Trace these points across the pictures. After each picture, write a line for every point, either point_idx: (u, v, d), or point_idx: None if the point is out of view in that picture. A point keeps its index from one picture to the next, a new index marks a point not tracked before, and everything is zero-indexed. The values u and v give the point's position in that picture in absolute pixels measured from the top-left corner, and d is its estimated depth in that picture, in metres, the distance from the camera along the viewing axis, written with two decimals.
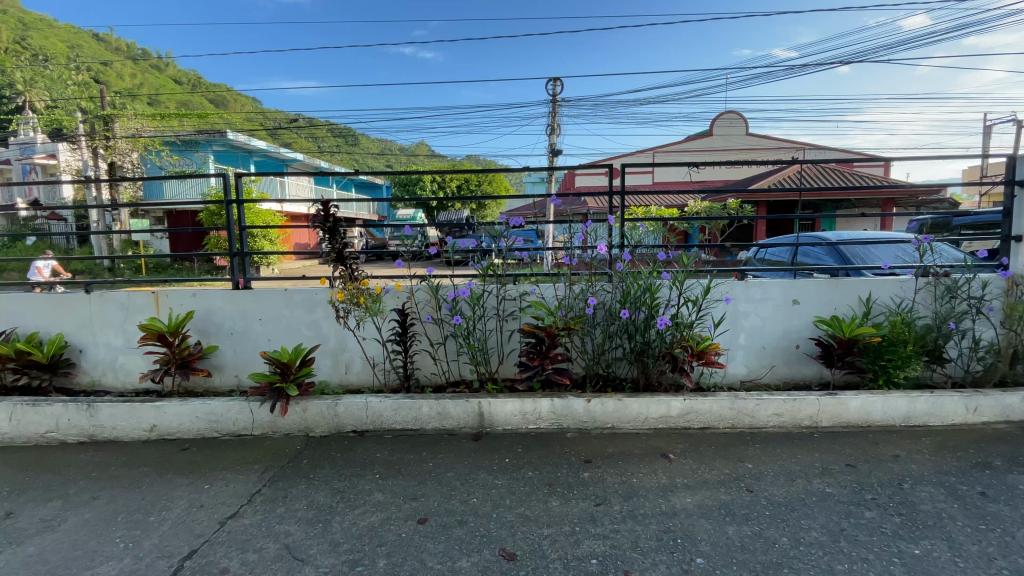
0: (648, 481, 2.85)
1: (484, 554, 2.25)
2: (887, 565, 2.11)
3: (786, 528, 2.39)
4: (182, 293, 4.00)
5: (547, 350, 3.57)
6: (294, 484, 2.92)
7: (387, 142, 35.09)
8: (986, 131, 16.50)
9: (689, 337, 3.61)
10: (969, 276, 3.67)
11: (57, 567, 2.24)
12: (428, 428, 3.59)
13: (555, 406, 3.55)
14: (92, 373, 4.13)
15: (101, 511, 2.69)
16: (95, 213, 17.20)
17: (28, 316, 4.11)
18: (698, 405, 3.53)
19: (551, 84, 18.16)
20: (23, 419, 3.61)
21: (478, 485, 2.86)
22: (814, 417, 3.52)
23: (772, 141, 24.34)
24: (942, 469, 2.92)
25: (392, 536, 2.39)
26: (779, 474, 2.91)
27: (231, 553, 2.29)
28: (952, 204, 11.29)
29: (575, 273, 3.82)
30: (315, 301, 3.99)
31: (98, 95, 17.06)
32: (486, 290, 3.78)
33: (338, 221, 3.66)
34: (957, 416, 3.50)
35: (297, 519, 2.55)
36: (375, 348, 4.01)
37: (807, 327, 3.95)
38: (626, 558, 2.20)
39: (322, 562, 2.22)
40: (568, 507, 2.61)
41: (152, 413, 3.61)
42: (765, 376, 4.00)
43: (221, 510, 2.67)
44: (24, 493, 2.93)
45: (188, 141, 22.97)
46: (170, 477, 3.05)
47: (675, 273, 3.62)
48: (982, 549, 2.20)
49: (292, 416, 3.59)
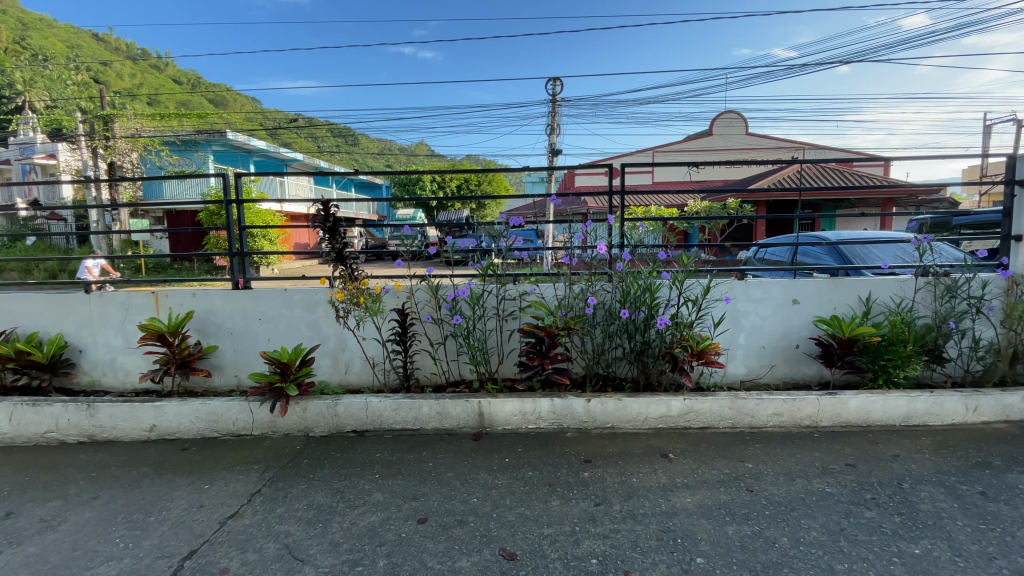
0: (648, 481, 2.85)
1: (483, 554, 2.25)
2: (887, 565, 2.11)
3: (786, 528, 2.39)
4: (182, 293, 4.00)
5: (547, 350, 3.57)
6: (294, 484, 2.92)
7: (387, 142, 35.07)
8: (986, 131, 16.51)
9: (689, 337, 3.61)
10: (969, 276, 3.67)
11: (56, 567, 2.23)
12: (428, 428, 3.59)
13: (555, 405, 3.55)
14: (92, 373, 4.12)
15: (101, 511, 2.69)
16: (95, 213, 17.20)
17: (28, 316, 4.11)
18: (698, 405, 3.53)
19: (551, 84, 17.43)
20: (23, 419, 3.61)
21: (478, 485, 2.86)
22: (814, 417, 3.52)
23: (772, 141, 24.33)
24: (942, 469, 2.92)
25: (392, 536, 2.39)
26: (780, 474, 2.91)
27: (231, 554, 2.29)
28: (953, 204, 11.28)
29: (575, 273, 3.81)
30: (315, 301, 3.99)
31: (98, 95, 17.08)
32: (486, 290, 3.78)
33: (338, 221, 3.66)
34: (957, 416, 3.50)
35: (297, 519, 2.55)
36: (375, 347, 4.01)
37: (807, 327, 3.95)
38: (626, 558, 2.20)
39: (322, 562, 2.22)
40: (568, 507, 2.61)
41: (152, 412, 3.61)
42: (764, 376, 4.00)
43: (221, 510, 2.67)
44: (25, 493, 2.93)
45: (189, 141, 22.99)
46: (170, 477, 3.05)
47: (675, 273, 3.62)
48: (982, 548, 2.20)
49: (292, 416, 3.58)
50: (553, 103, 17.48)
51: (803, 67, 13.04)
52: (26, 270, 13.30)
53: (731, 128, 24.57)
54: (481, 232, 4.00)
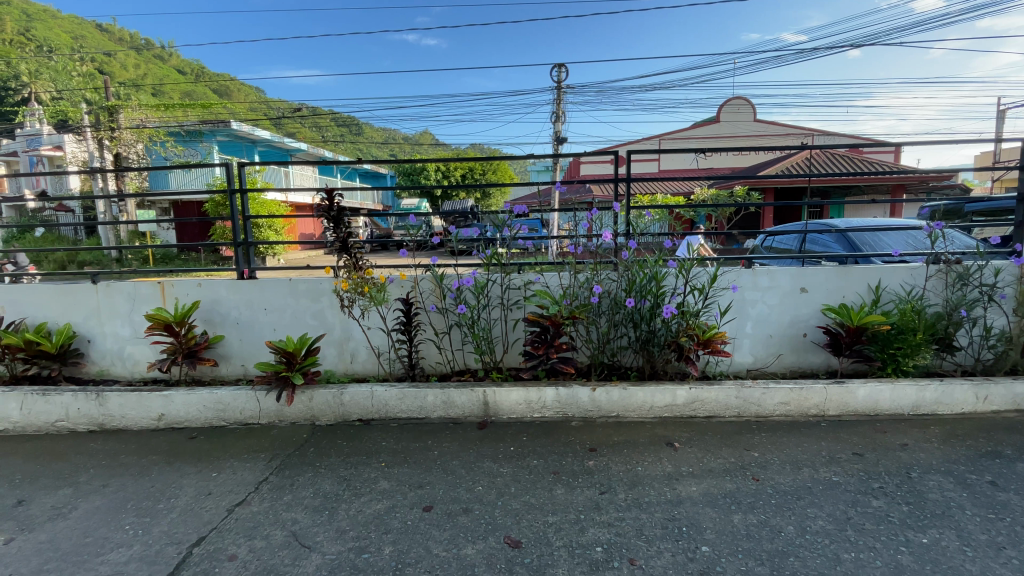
0: (653, 469, 2.85)
1: (488, 542, 2.26)
2: (894, 555, 2.10)
3: (792, 517, 2.38)
4: (188, 283, 4.02)
5: (552, 339, 3.58)
6: (300, 472, 2.93)
7: (391, 131, 34.99)
8: (999, 115, 16.30)
9: (695, 326, 3.60)
10: (981, 263, 3.62)
11: (66, 554, 2.26)
12: (433, 417, 3.60)
13: (560, 395, 3.54)
14: (101, 363, 4.16)
15: (111, 499, 2.72)
16: (103, 204, 17.31)
17: (37, 307, 4.14)
18: (704, 394, 3.51)
19: (557, 71, 16.98)
20: (33, 408, 3.65)
21: (483, 473, 2.87)
22: (822, 406, 3.49)
23: (780, 128, 24.00)
24: (950, 458, 2.90)
25: (398, 523, 2.40)
26: (786, 463, 2.90)
27: (239, 541, 2.31)
28: (966, 190, 11.02)
29: (580, 262, 3.79)
30: (320, 290, 3.98)
31: (102, 85, 17.09)
32: (490, 279, 3.76)
33: (342, 210, 3.63)
34: (968, 406, 3.46)
35: (304, 507, 2.57)
36: (380, 337, 4.01)
37: (815, 315, 3.91)
38: (632, 546, 2.20)
39: (329, 549, 2.23)
40: (573, 495, 2.61)
41: (159, 402, 3.64)
42: (772, 365, 3.98)
43: (228, 498, 2.69)
44: (36, 481, 2.96)
45: (193, 132, 23.00)
46: (178, 466, 3.07)
47: (681, 262, 3.60)
48: (990, 538, 2.18)
49: (298, 405, 3.61)
50: (559, 91, 17.26)
51: (816, 51, 12.86)
52: (35, 259, 13.36)
53: (738, 115, 24.30)
54: (485, 221, 3.97)
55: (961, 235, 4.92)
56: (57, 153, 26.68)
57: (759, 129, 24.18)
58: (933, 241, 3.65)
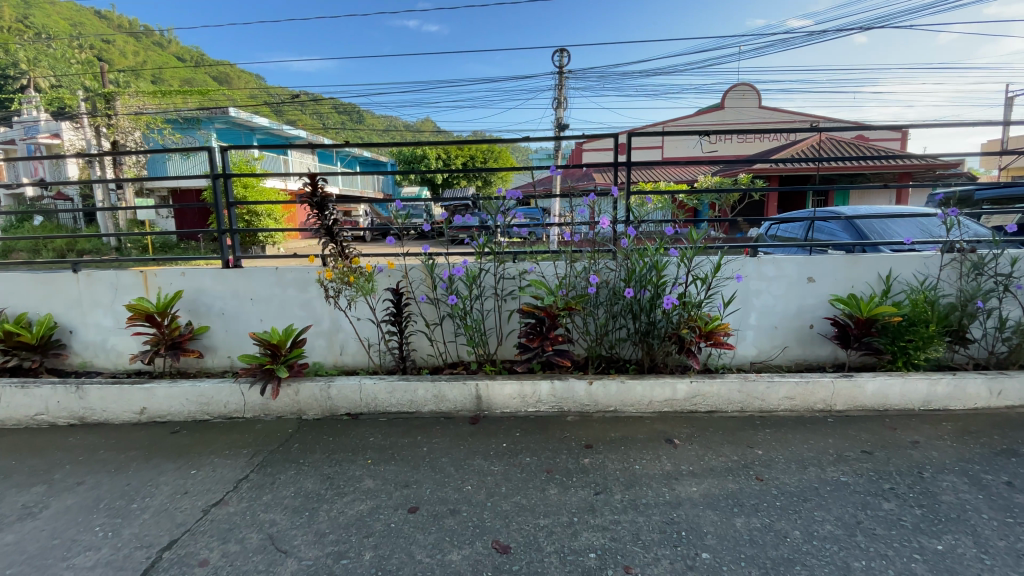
0: (651, 468, 2.72)
1: (475, 547, 2.13)
2: (908, 563, 1.96)
3: (799, 521, 2.24)
4: (171, 272, 3.88)
5: (547, 330, 3.42)
6: (283, 470, 2.81)
7: (392, 119, 34.64)
8: (1008, 102, 15.96)
9: (697, 317, 3.44)
10: (997, 251, 3.45)
11: (30, 559, 2.14)
12: (424, 411, 3.47)
13: (556, 389, 3.41)
14: (83, 354, 4.04)
15: (84, 498, 2.61)
16: (100, 192, 17.13)
17: (17, 297, 4.01)
18: (705, 388, 3.38)
19: (559, 56, 16.63)
20: (11, 401, 3.54)
21: (473, 471, 2.74)
22: (828, 401, 3.34)
23: (786, 115, 23.58)
24: (965, 457, 2.75)
25: (381, 526, 2.28)
26: (791, 461, 2.76)
27: (212, 544, 2.19)
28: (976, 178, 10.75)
29: (578, 251, 3.65)
30: (307, 280, 3.83)
31: (98, 72, 16.85)
32: (482, 269, 3.61)
33: (326, 197, 3.47)
34: (981, 401, 3.31)
35: (284, 507, 2.45)
36: (370, 328, 3.87)
37: (822, 305, 3.75)
38: (627, 552, 2.07)
39: (306, 555, 2.10)
40: (566, 495, 2.48)
41: (140, 395, 3.51)
42: (776, 358, 3.83)
43: (205, 497, 2.57)
44: (9, 478, 2.85)
45: (191, 119, 22.75)
46: (157, 463, 2.95)
47: (683, 250, 3.43)
48: (1010, 545, 2.04)
49: (284, 398, 3.49)
50: (561, 76, 16.89)
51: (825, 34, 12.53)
52: (33, 248, 13.23)
53: (744, 101, 23.89)
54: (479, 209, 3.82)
55: (973, 222, 4.77)
56: (55, 141, 26.47)
57: (765, 117, 23.78)
58: (948, 229, 3.48)
